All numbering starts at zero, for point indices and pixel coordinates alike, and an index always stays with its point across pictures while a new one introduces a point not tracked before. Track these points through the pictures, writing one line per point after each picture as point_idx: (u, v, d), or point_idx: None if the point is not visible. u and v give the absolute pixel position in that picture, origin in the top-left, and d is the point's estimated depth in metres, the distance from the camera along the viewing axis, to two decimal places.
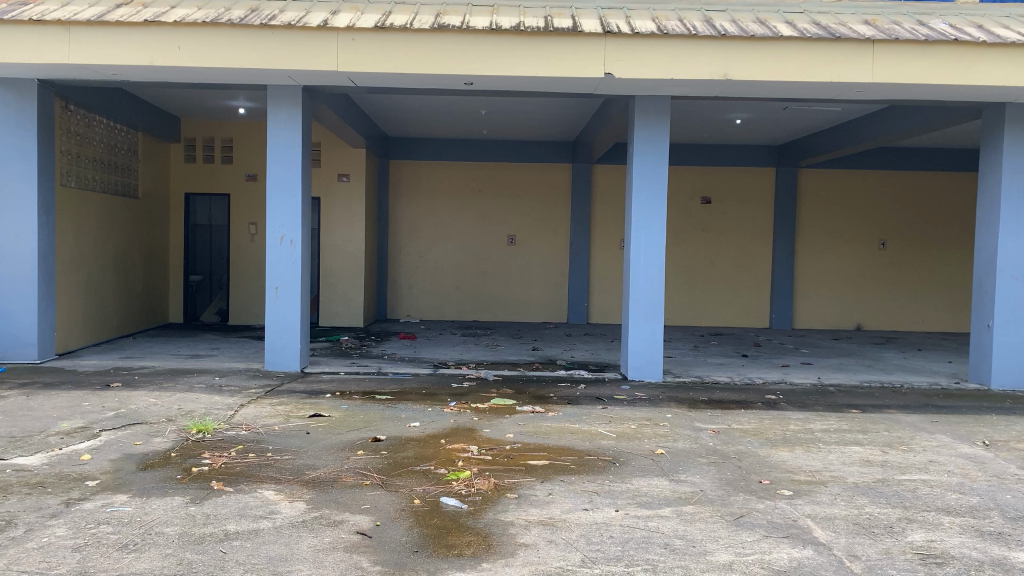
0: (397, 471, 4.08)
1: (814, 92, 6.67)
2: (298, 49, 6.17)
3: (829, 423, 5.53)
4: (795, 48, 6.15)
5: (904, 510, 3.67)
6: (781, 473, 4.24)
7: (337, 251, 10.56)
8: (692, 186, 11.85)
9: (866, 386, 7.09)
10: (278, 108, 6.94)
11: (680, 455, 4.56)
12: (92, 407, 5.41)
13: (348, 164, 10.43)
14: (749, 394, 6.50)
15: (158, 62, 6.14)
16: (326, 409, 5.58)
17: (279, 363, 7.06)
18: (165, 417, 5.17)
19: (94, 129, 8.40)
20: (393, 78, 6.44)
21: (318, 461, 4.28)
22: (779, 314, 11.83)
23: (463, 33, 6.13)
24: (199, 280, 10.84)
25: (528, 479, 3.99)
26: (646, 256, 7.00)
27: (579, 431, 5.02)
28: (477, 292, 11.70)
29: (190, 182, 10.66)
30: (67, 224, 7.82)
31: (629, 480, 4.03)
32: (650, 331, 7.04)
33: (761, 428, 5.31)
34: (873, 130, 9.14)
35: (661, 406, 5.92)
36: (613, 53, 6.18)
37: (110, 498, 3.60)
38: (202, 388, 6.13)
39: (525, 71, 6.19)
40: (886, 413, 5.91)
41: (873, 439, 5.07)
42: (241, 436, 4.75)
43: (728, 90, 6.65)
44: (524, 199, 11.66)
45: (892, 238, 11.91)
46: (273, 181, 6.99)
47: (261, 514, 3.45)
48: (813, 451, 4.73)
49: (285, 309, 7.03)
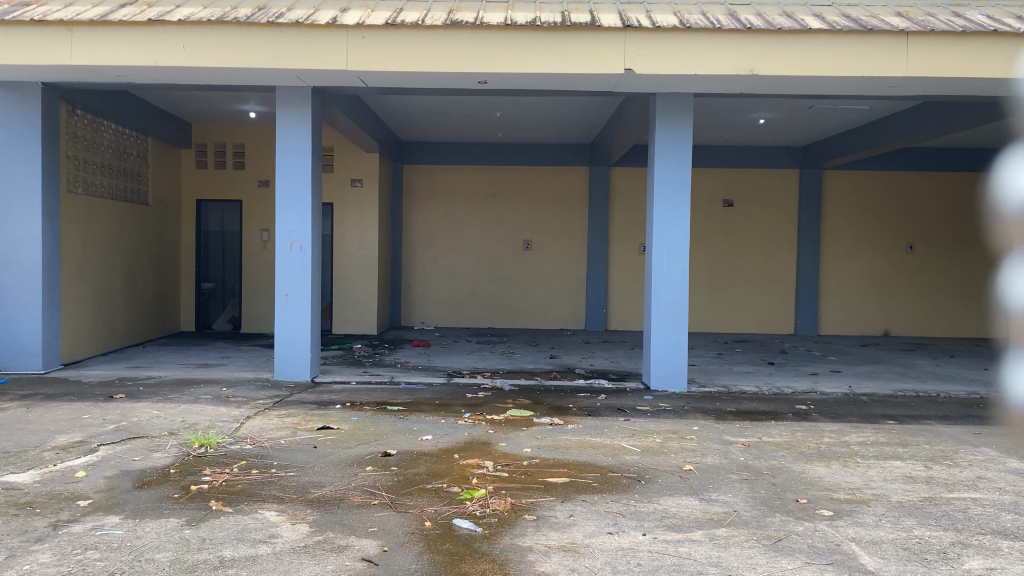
0: (408, 489, 3.83)
1: (845, 88, 6.38)
2: (307, 48, 5.96)
3: (865, 435, 5.22)
4: (826, 41, 5.86)
5: (957, 534, 3.37)
6: (819, 491, 3.95)
7: (350, 257, 10.35)
8: (713, 188, 11.55)
9: (902, 395, 6.76)
10: (288, 109, 6.72)
11: (710, 471, 4.28)
12: (92, 420, 5.19)
13: (362, 169, 10.23)
14: (777, 405, 6.21)
15: (163, 63, 5.95)
16: (336, 421, 5.34)
17: (289, 373, 6.84)
18: (167, 431, 4.95)
19: (103, 133, 8.25)
20: (406, 78, 6.23)
21: (323, 478, 4.03)
22: (804, 320, 11.48)
23: (477, 29, 5.88)
24: (212, 288, 10.68)
25: (547, 499, 3.73)
26: (668, 260, 6.73)
27: (601, 446, 4.75)
28: (493, 298, 11.46)
29: (202, 188, 10.51)
30: (74, 231, 7.65)
31: (657, 499, 3.75)
32: (674, 338, 6.75)
33: (794, 441, 5.01)
34: (903, 128, 8.81)
35: (687, 418, 5.63)
36: (633, 48, 5.92)
37: (101, 520, 3.37)
38: (209, 399, 5.91)
39: (542, 69, 5.95)
40: (924, 424, 5.60)
41: (914, 453, 4.75)
42: (245, 451, 4.51)
43: (754, 87, 6.36)
44: (540, 204, 11.41)
45: (919, 241, 11.55)
46: (282, 184, 6.77)
47: (261, 538, 3.21)
48: (851, 467, 4.43)
49: (295, 316, 6.80)
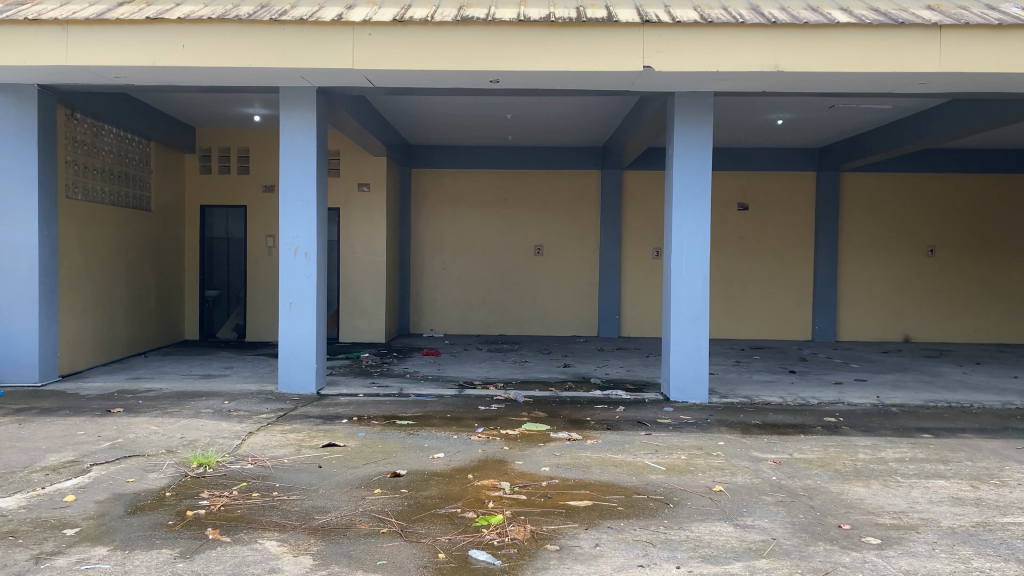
0: (419, 515, 3.55)
1: (873, 85, 6.09)
2: (311, 46, 5.71)
3: (902, 451, 4.92)
4: (855, 36, 5.58)
5: (1020, 565, 3.08)
6: (862, 516, 3.66)
7: (358, 264, 10.09)
8: (728, 191, 11.27)
9: (934, 406, 6.45)
10: (292, 111, 6.48)
11: (742, 493, 3.99)
12: (87, 437, 4.93)
13: (369, 173, 9.99)
14: (805, 418, 5.91)
15: (162, 63, 5.71)
16: (342, 437, 5.07)
17: (294, 384, 6.58)
18: (165, 448, 4.69)
19: (103, 138, 8.02)
20: (415, 77, 5.97)
21: (328, 502, 3.76)
22: (823, 326, 11.18)
23: (489, 25, 5.62)
24: (217, 296, 10.45)
25: (570, 525, 3.45)
26: (688, 265, 6.45)
27: (623, 464, 4.47)
28: (503, 306, 11.19)
29: (206, 194, 10.28)
30: (73, 238, 7.43)
31: (688, 526, 3.47)
32: (695, 348, 6.47)
33: (827, 457, 4.72)
34: (928, 128, 8.51)
35: (711, 432, 5.35)
36: (652, 44, 5.66)
37: (87, 553, 3.10)
38: (211, 414, 5.65)
39: (557, 66, 5.68)
40: (962, 438, 5.30)
41: (957, 471, 4.45)
42: (246, 472, 4.25)
43: (777, 84, 6.09)
44: (550, 209, 11.15)
45: (940, 244, 11.24)
46: (286, 187, 6.51)
47: (260, 573, 2.94)
48: (893, 487, 4.13)
49: (299, 325, 6.55)
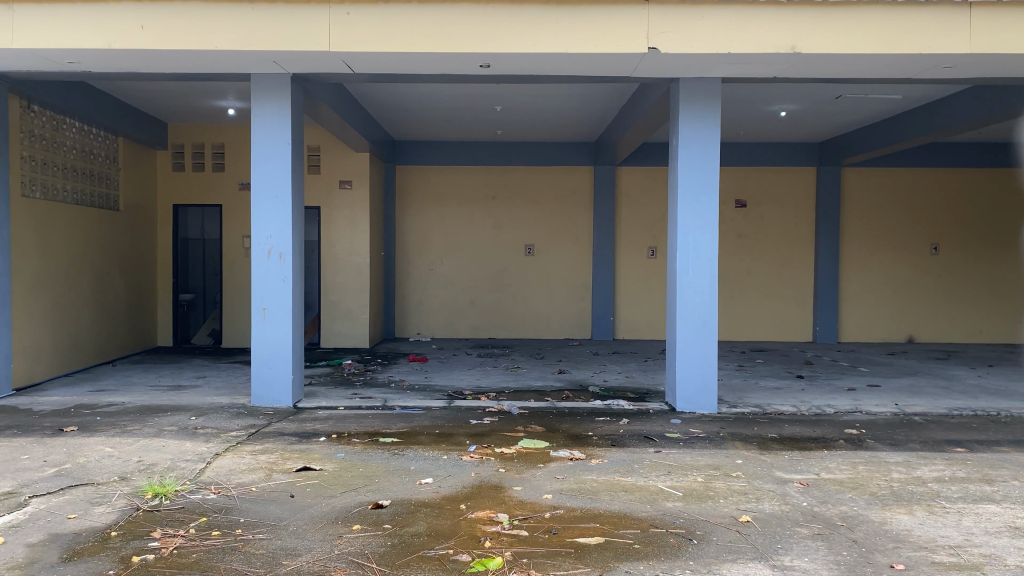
0: (405, 559, 3.04)
1: (895, 69, 5.65)
2: (284, 27, 5.20)
3: (940, 469, 4.46)
4: (878, 15, 5.12)
5: None
6: (912, 552, 3.18)
7: (339, 265, 9.56)
8: (726, 187, 10.80)
9: (959, 415, 6.00)
10: (264, 100, 5.95)
11: (773, 524, 3.51)
12: (31, 461, 4.39)
13: (351, 169, 9.47)
14: (824, 430, 5.44)
15: (118, 45, 5.15)
16: (318, 459, 4.55)
17: (268, 397, 6.06)
18: (118, 475, 4.17)
19: (64, 132, 7.46)
20: (400, 61, 5.48)
21: (299, 543, 3.24)
22: (824, 327, 10.75)
23: (478, 3, 5.13)
24: (191, 299, 9.95)
25: (581, 571, 2.95)
26: (695, 266, 5.96)
27: (634, 489, 3.97)
28: (491, 307, 10.70)
29: (179, 192, 9.71)
30: (29, 239, 6.87)
31: (719, 569, 2.98)
32: (703, 354, 5.99)
33: (859, 477, 4.26)
34: (939, 119, 8.08)
35: (727, 449, 4.86)
36: (658, 24, 5.17)
37: None
38: (175, 432, 5.12)
39: (554, 49, 5.19)
40: (999, 452, 4.85)
41: (1006, 494, 3.98)
42: (207, 503, 3.73)
43: (791, 68, 5.63)
44: (541, 206, 10.66)
45: (945, 241, 10.84)
46: (257, 182, 5.97)
47: None
48: (940, 515, 3.66)
49: (274, 333, 6.02)
